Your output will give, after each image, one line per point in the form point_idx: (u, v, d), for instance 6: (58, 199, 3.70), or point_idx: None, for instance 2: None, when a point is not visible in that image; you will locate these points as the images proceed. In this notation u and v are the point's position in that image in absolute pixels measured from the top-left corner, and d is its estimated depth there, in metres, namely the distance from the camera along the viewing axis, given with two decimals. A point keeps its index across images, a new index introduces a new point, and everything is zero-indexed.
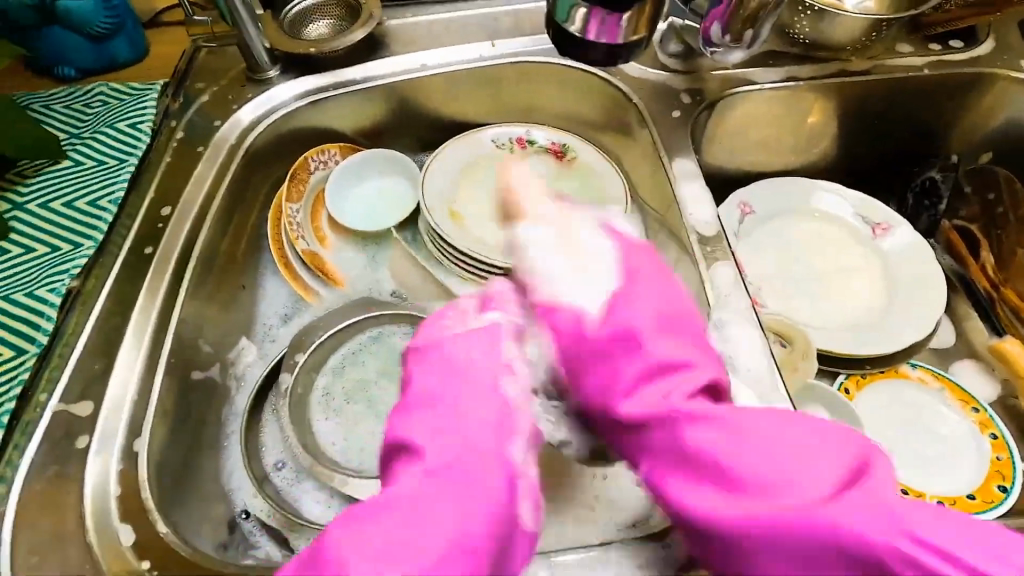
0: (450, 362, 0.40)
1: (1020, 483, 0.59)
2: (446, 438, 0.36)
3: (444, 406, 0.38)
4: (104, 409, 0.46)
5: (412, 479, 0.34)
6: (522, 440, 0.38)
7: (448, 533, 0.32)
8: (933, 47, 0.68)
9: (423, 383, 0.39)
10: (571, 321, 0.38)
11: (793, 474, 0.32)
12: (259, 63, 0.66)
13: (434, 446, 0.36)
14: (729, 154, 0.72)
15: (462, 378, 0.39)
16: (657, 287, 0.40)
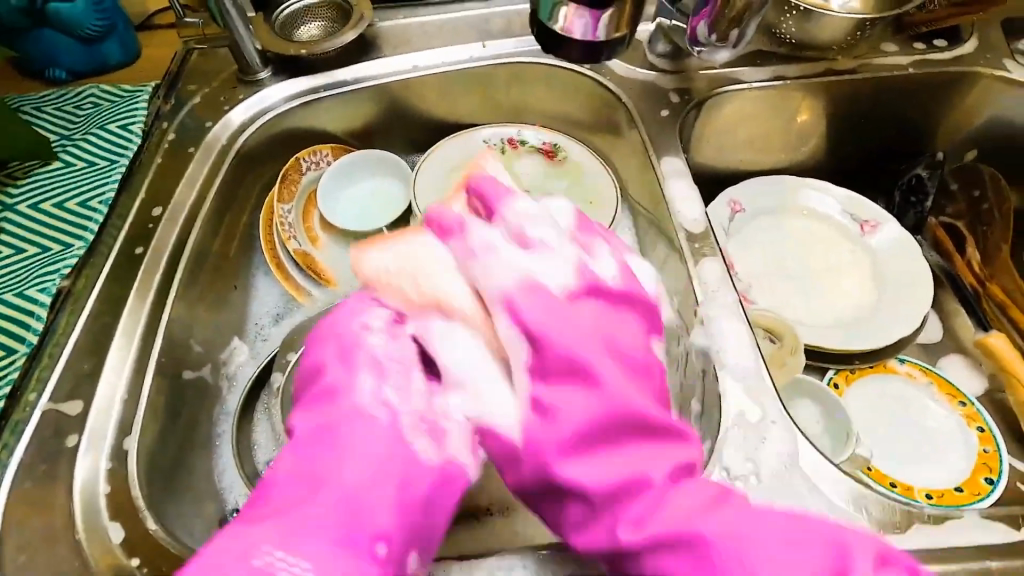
0: (322, 336, 0.44)
1: (1007, 475, 0.60)
2: (322, 411, 0.40)
3: (322, 377, 0.42)
4: (94, 407, 0.46)
5: (296, 450, 0.38)
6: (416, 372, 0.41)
7: (341, 498, 0.35)
8: (917, 46, 0.69)
9: (304, 355, 0.45)
10: (540, 385, 0.38)
11: (747, 571, 0.32)
12: (250, 64, 0.66)
13: (312, 416, 0.40)
14: (718, 153, 0.72)
15: (341, 354, 0.42)
16: (591, 346, 0.38)
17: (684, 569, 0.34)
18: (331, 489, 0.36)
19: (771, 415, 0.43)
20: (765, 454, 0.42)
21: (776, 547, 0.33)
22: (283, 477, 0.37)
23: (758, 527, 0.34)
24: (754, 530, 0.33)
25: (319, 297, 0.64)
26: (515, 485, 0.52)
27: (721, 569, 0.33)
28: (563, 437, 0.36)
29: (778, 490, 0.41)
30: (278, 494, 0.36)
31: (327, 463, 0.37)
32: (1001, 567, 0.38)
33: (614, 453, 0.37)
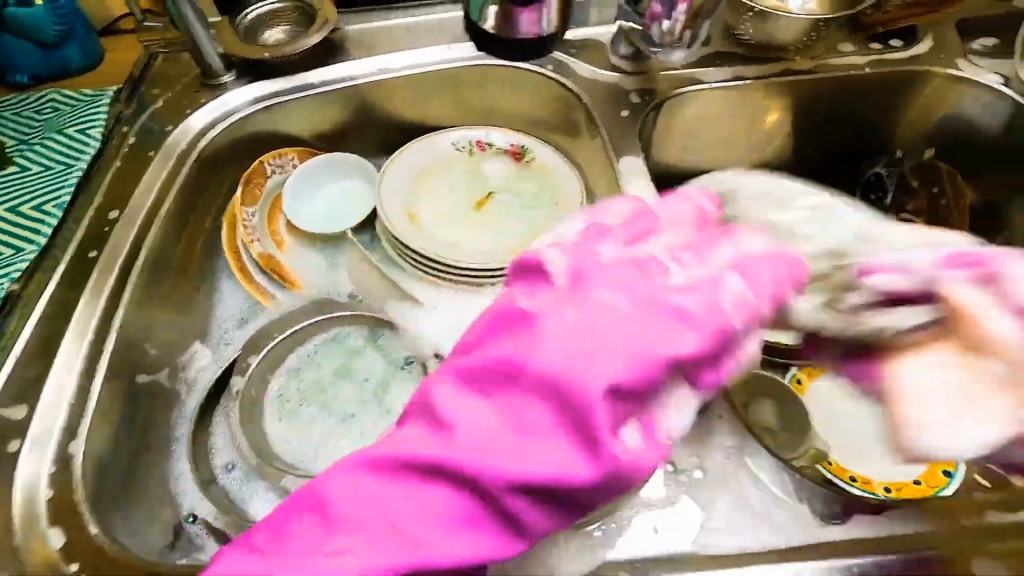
0: (598, 429, 0.32)
1: (964, 467, 0.60)
2: (479, 523, 0.33)
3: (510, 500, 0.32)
4: (40, 411, 0.46)
5: (427, 532, 0.32)
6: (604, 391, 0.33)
7: (440, 530, 0.32)
8: (874, 46, 0.71)
9: (554, 374, 0.33)
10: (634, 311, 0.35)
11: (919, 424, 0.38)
12: (213, 68, 0.67)
13: (477, 507, 0.33)
14: (683, 154, 0.73)
15: (554, 497, 0.33)
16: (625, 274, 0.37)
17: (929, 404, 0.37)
18: (441, 513, 0.32)
19: (717, 410, 0.45)
20: (710, 449, 0.43)
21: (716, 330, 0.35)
22: (393, 548, 0.31)
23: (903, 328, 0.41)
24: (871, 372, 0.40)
25: (283, 301, 0.63)
26: None
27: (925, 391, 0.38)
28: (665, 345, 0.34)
29: (720, 482, 0.41)
30: (393, 483, 0.33)
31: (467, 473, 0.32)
32: (937, 555, 0.38)
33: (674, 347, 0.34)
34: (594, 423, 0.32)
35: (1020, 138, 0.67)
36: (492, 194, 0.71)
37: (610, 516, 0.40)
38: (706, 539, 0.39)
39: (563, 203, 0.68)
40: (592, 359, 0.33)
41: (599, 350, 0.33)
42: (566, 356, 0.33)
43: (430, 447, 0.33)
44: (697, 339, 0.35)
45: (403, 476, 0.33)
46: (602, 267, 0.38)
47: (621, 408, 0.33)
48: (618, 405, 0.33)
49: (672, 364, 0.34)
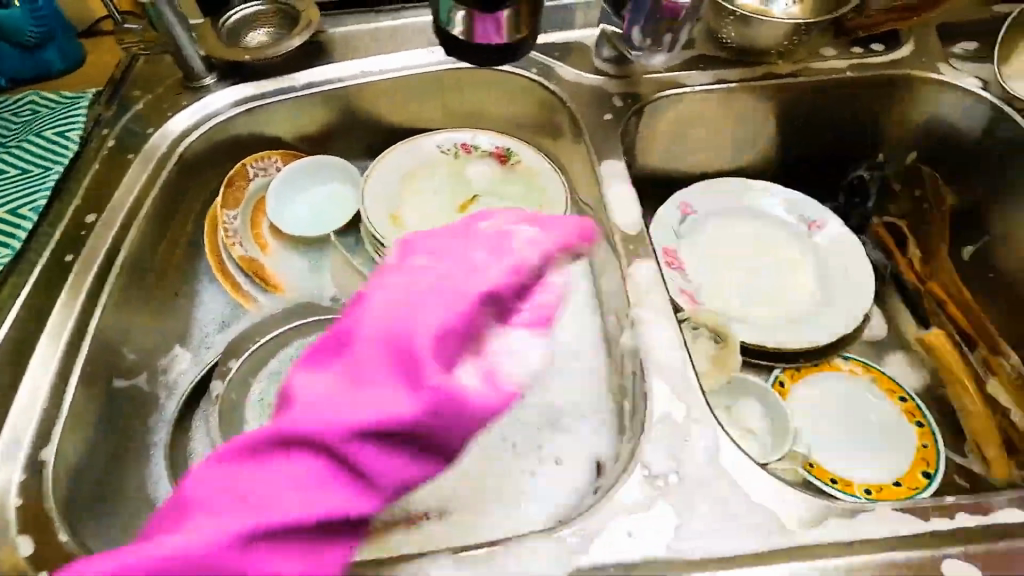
0: (424, 364, 0.37)
1: (943, 468, 0.61)
2: (329, 473, 0.37)
3: (355, 448, 0.37)
4: (12, 417, 0.45)
5: (279, 489, 0.36)
6: (422, 358, 0.38)
7: (291, 497, 0.36)
8: (856, 50, 0.71)
9: (379, 336, 0.39)
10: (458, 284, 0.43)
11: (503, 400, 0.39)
12: (194, 71, 0.66)
13: (327, 460, 0.37)
14: (667, 157, 0.74)
15: (396, 440, 0.37)
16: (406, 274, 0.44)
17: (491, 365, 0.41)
18: (293, 481, 0.36)
19: (696, 413, 0.44)
20: (687, 453, 0.42)
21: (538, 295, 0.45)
22: (245, 512, 0.35)
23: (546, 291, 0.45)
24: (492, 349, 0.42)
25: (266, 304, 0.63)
26: (454, 488, 0.52)
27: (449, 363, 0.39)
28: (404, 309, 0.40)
29: (696, 487, 0.41)
30: (250, 466, 0.37)
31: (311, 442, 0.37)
32: (908, 560, 0.38)
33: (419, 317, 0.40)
34: (424, 380, 0.37)
35: (1000, 142, 0.67)
36: (477, 197, 0.71)
37: (583, 521, 0.39)
38: (683, 547, 0.38)
39: (548, 207, 0.68)
40: (414, 317, 0.39)
41: (418, 310, 0.40)
42: (385, 332, 0.40)
43: (278, 424, 0.38)
44: (486, 291, 0.42)
45: (262, 452, 0.37)
46: (409, 268, 0.44)
47: (443, 354, 0.39)
48: (436, 368, 0.38)
49: (479, 307, 0.42)
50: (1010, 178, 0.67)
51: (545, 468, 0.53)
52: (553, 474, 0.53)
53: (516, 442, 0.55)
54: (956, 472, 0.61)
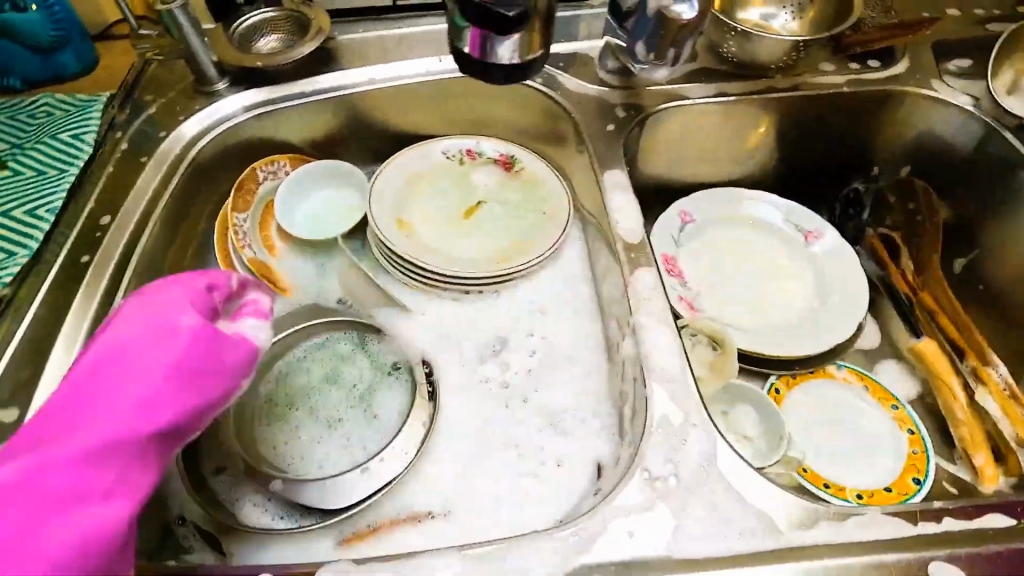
0: (178, 319, 0.40)
1: (933, 474, 0.62)
2: (104, 408, 0.36)
3: (123, 385, 0.37)
4: (29, 415, 0.46)
5: (53, 451, 0.35)
6: (170, 324, 0.40)
7: (70, 450, 0.35)
8: (853, 66, 0.73)
9: (117, 330, 0.40)
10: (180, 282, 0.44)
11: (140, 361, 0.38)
12: (207, 75, 0.68)
13: (98, 404, 0.37)
14: (666, 167, 0.75)
15: (163, 374, 0.38)
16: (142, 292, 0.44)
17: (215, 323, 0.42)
18: (66, 442, 0.35)
19: (694, 418, 0.45)
20: (684, 456, 0.43)
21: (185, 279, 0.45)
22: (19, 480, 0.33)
23: (167, 289, 0.43)
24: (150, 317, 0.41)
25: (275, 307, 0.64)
26: (457, 488, 0.54)
27: (131, 336, 0.39)
28: (135, 311, 0.41)
29: (693, 490, 0.42)
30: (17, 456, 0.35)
31: (74, 416, 0.36)
32: (899, 561, 0.39)
33: (146, 308, 0.41)
34: (173, 335, 0.40)
35: (992, 158, 0.69)
36: (482, 203, 0.72)
37: (585, 522, 0.40)
38: (681, 548, 0.40)
39: (552, 214, 0.69)
40: (154, 303, 0.42)
41: (157, 297, 0.42)
42: (119, 330, 0.40)
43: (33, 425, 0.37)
44: (207, 279, 0.44)
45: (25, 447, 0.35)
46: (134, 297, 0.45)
47: (185, 310, 0.41)
48: (175, 327, 0.40)
49: (208, 290, 0.44)
50: (1000, 194, 0.69)
51: (545, 470, 0.55)
52: (554, 475, 0.54)
53: (518, 445, 0.56)
54: (946, 481, 0.63)
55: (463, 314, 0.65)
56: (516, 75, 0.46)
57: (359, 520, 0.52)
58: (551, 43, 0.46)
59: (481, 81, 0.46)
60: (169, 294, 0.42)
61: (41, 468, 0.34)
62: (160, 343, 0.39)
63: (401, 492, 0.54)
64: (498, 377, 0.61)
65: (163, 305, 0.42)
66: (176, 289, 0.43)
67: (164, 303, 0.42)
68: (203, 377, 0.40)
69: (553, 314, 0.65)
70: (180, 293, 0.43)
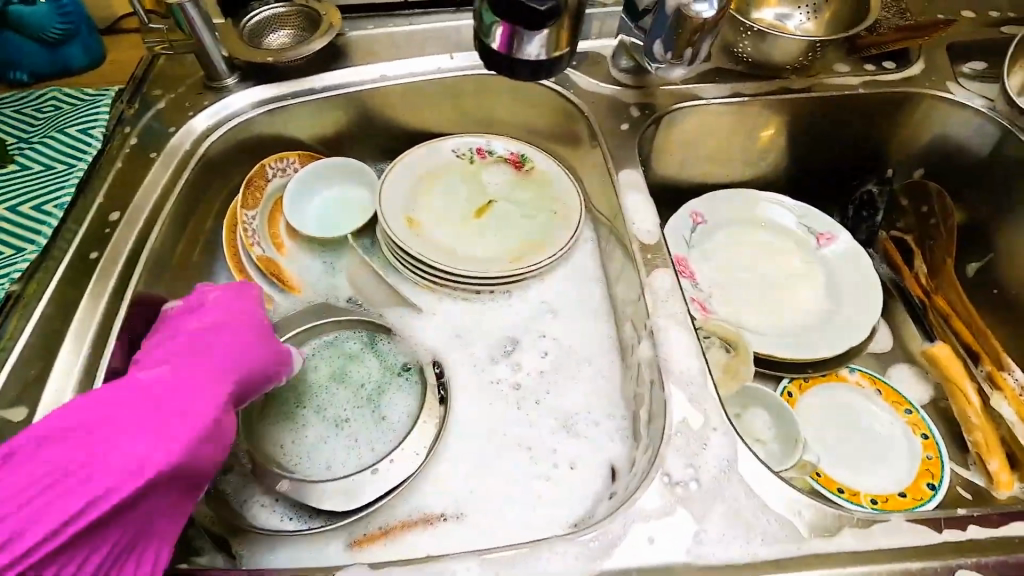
0: (254, 314, 0.53)
1: (948, 479, 0.62)
2: (203, 363, 0.47)
3: (213, 351, 0.48)
4: (38, 414, 0.46)
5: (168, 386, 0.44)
6: (249, 316, 0.52)
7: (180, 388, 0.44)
8: (868, 68, 0.72)
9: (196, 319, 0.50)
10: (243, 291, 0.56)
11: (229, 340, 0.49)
12: (216, 71, 0.67)
13: (195, 363, 0.46)
14: (679, 168, 0.75)
15: (247, 350, 0.50)
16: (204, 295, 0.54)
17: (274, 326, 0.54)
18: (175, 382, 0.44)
19: (713, 422, 0.45)
20: (703, 460, 0.43)
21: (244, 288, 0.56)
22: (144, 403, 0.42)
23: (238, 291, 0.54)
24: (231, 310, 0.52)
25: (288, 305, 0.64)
26: (469, 489, 0.53)
27: (217, 322, 0.50)
28: (214, 305, 0.52)
29: (714, 494, 0.41)
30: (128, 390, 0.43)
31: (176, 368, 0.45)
32: (922, 568, 0.39)
33: (220, 303, 0.52)
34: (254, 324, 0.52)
35: (1008, 161, 0.68)
36: (492, 201, 0.71)
37: (605, 526, 0.40)
38: (702, 554, 0.39)
39: (564, 214, 0.69)
40: (228, 299, 0.53)
41: (229, 295, 0.53)
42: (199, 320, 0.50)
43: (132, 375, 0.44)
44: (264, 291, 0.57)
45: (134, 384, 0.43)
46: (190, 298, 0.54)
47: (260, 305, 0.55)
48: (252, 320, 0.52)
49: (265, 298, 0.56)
50: (1015, 197, 0.68)
51: (559, 472, 0.54)
52: (568, 477, 0.54)
53: (530, 446, 0.56)
54: (960, 485, 0.62)
55: (473, 314, 0.64)
56: (540, 73, 0.45)
57: (370, 522, 0.51)
58: (578, 40, 0.46)
59: (507, 77, 0.46)
60: (240, 294, 0.54)
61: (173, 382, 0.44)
62: (243, 328, 0.51)
63: (414, 493, 0.53)
64: (510, 378, 0.60)
65: (238, 300, 0.53)
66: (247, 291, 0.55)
67: (239, 300, 0.53)
68: (269, 363, 0.52)
69: (565, 315, 0.64)
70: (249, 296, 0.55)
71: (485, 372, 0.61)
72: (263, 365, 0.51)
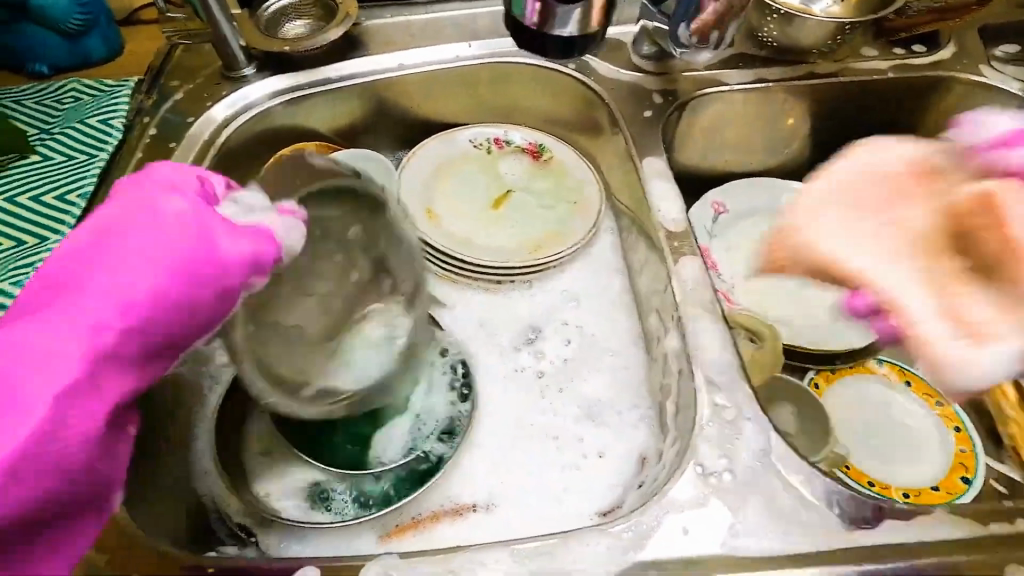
0: (160, 232, 0.36)
1: (983, 474, 0.61)
2: (54, 336, 0.33)
3: (80, 311, 0.34)
4: None
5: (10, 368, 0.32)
6: (162, 234, 0.36)
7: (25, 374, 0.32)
8: (897, 51, 0.70)
9: (86, 249, 0.36)
10: (167, 183, 0.39)
11: (114, 290, 0.34)
12: (235, 61, 0.66)
13: (50, 333, 0.33)
14: (701, 156, 0.73)
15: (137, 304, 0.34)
16: (123, 199, 0.39)
17: (193, 249, 0.36)
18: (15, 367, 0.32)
19: (747, 411, 0.43)
20: (738, 450, 0.42)
21: (165, 189, 0.39)
22: None
23: (148, 198, 0.38)
24: (133, 235, 0.36)
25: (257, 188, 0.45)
26: (500, 480, 0.53)
27: (111, 260, 0.35)
28: (118, 225, 0.37)
29: (751, 484, 0.40)
30: None
31: (26, 341, 0.33)
32: (970, 563, 0.38)
33: (121, 224, 0.37)
34: (167, 253, 0.36)
35: None
36: (511, 191, 0.70)
37: (638, 517, 0.39)
38: (741, 545, 0.38)
39: (583, 204, 0.68)
40: (136, 214, 0.37)
41: (140, 208, 0.37)
42: (103, 247, 0.36)
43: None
44: (187, 196, 0.39)
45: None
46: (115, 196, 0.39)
47: (173, 200, 0.38)
48: (157, 248, 0.36)
49: (195, 200, 0.39)
50: None
51: (587, 462, 0.53)
52: (602, 466, 0.53)
53: (557, 436, 0.55)
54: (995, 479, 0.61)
55: (497, 303, 0.63)
56: (571, 50, 0.48)
57: (404, 512, 0.51)
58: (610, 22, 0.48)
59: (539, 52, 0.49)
60: (153, 202, 0.38)
61: (15, 358, 0.32)
62: (139, 265, 0.35)
63: (443, 484, 0.52)
64: (535, 366, 0.59)
65: (149, 216, 0.37)
66: (172, 195, 0.38)
67: (146, 216, 0.37)
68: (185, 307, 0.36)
69: (590, 307, 0.63)
70: (166, 202, 0.38)
71: (506, 361, 0.60)
72: (180, 307, 0.36)
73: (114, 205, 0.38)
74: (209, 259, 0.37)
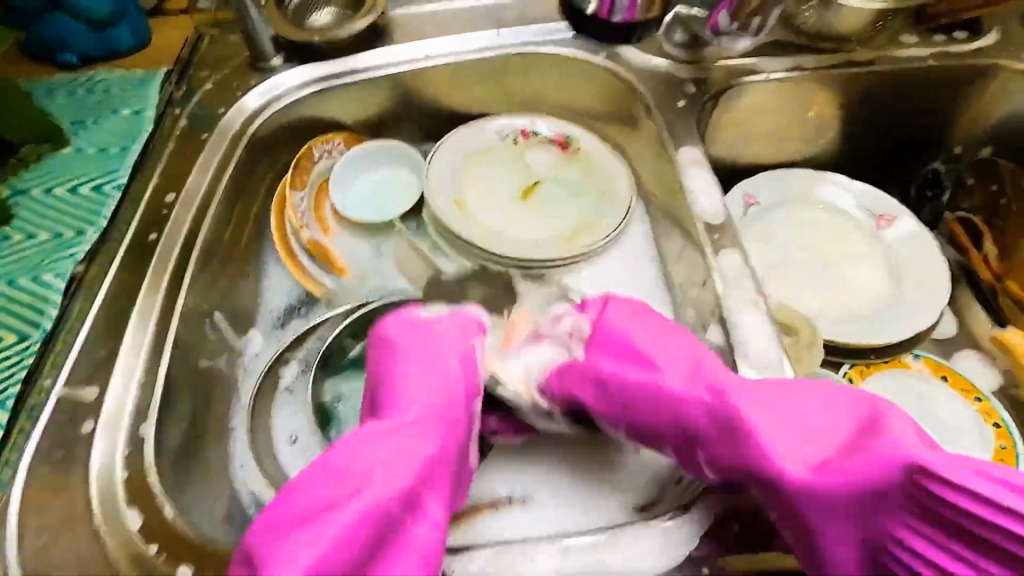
0: (427, 350, 0.47)
1: None
2: (367, 453, 0.39)
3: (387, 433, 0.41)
4: (110, 395, 0.47)
5: (357, 473, 0.38)
6: (438, 350, 0.47)
7: (372, 478, 0.38)
8: (938, 38, 0.68)
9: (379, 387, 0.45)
10: (408, 321, 0.49)
11: (410, 403, 0.43)
12: (262, 50, 0.65)
13: (369, 448, 0.40)
14: (733, 146, 0.72)
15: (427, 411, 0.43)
16: (384, 345, 0.48)
17: (441, 360, 0.46)
18: (367, 475, 0.38)
19: None
20: None
21: (415, 324, 0.48)
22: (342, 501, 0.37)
23: (396, 337, 0.47)
24: (407, 358, 0.46)
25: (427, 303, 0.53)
26: (539, 474, 0.52)
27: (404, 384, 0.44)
28: (396, 362, 0.46)
29: None
30: (324, 487, 0.38)
31: (358, 459, 0.39)
32: None
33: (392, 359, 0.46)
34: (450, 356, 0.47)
35: None
36: (540, 181, 0.70)
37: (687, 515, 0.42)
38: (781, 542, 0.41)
39: (612, 195, 0.67)
40: (395, 349, 0.47)
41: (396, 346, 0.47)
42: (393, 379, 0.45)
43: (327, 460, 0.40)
44: (410, 323, 0.48)
45: (323, 476, 0.38)
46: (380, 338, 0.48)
47: (428, 326, 0.48)
48: (432, 361, 0.46)
49: (435, 321, 0.49)
50: None
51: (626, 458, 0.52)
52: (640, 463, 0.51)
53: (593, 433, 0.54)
54: None
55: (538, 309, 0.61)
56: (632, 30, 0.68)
57: None
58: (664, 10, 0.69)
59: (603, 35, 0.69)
60: (409, 336, 0.48)
61: (345, 473, 0.38)
62: (417, 377, 0.45)
63: (481, 479, 0.52)
64: None
65: (414, 342, 0.47)
66: (390, 329, 0.48)
67: (411, 345, 0.47)
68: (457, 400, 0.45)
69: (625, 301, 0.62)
70: (400, 334, 0.48)
71: None
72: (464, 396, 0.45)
73: (383, 344, 0.48)
74: (458, 362, 0.46)
